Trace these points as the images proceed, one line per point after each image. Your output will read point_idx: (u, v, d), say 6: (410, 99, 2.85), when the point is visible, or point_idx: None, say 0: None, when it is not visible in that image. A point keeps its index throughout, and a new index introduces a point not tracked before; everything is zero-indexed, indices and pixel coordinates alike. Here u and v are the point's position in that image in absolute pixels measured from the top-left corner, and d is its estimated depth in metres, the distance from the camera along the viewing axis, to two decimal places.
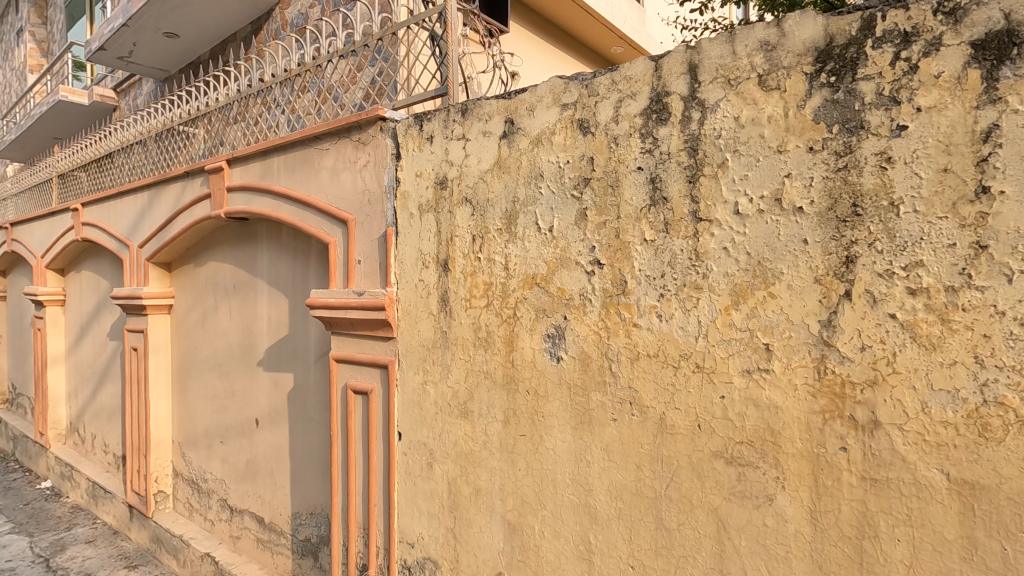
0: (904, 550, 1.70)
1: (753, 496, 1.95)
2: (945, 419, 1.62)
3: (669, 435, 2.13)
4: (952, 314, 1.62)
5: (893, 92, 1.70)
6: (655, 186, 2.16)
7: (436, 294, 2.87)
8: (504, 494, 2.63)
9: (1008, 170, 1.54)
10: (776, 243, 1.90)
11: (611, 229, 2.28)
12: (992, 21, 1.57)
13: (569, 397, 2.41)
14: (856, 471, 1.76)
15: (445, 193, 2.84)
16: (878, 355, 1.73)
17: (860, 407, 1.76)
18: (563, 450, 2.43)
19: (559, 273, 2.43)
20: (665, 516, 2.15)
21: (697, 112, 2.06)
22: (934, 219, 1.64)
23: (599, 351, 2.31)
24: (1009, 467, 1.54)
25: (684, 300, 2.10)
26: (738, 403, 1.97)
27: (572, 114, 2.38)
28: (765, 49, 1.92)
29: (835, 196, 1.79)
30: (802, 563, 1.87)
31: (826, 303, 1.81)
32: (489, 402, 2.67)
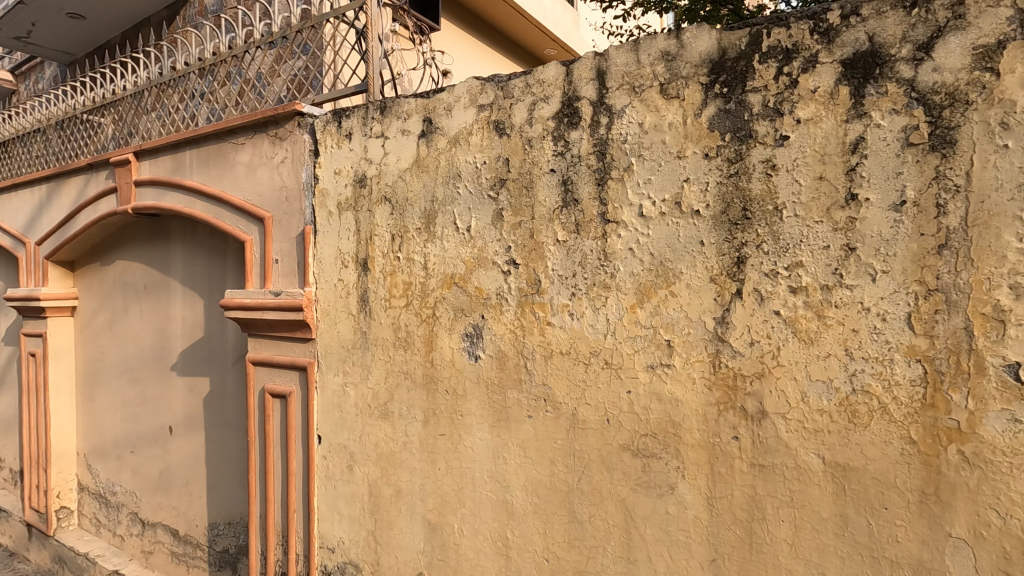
0: (788, 530, 1.83)
1: (657, 485, 2.05)
2: (821, 407, 1.77)
3: (581, 429, 2.20)
4: (827, 310, 1.75)
5: (777, 105, 1.82)
6: (567, 187, 2.21)
7: (356, 294, 2.82)
8: (425, 494, 2.62)
9: (872, 179, 1.69)
10: (676, 244, 2.00)
11: (526, 229, 2.32)
12: (859, 42, 1.71)
13: (487, 396, 2.43)
14: (746, 458, 1.88)
15: (364, 191, 2.79)
16: (764, 349, 1.85)
17: (750, 398, 1.88)
18: (481, 447, 2.45)
19: (476, 272, 2.45)
20: (577, 508, 2.22)
21: (605, 117, 2.13)
22: (812, 223, 1.77)
23: (515, 350, 2.35)
24: (874, 449, 1.70)
25: (594, 298, 2.17)
26: (643, 397, 2.06)
27: (488, 115, 2.41)
28: (666, 59, 2.01)
29: (728, 200, 1.90)
30: (700, 547, 1.97)
31: (720, 301, 1.92)
32: (410, 402, 2.66)
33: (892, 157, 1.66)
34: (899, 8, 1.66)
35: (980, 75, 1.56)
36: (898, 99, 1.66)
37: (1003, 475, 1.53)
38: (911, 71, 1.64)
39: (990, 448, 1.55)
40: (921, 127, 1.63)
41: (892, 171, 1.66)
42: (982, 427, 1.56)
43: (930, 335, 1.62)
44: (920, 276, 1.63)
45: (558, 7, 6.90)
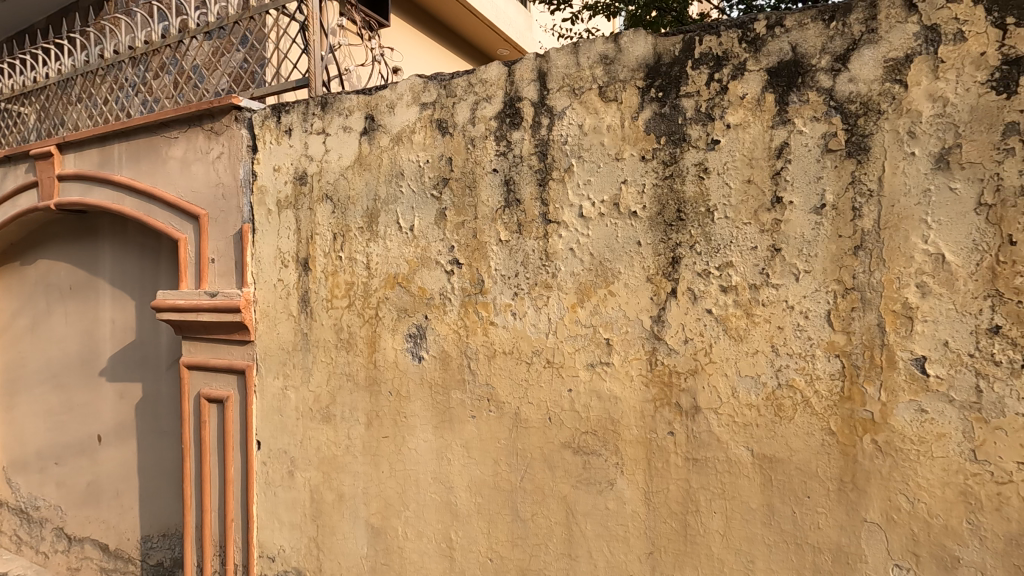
0: (719, 521, 1.89)
1: (596, 482, 2.08)
2: (749, 402, 1.84)
3: (523, 428, 2.21)
4: (755, 309, 1.82)
5: (708, 110, 1.88)
6: (509, 187, 2.22)
7: (296, 295, 2.75)
8: (368, 498, 2.58)
9: (795, 183, 1.77)
10: (614, 244, 2.04)
11: (468, 229, 2.31)
12: (783, 52, 1.78)
13: (431, 397, 2.41)
14: (681, 453, 1.94)
15: (304, 188, 2.72)
16: (697, 346, 1.91)
17: (684, 394, 1.93)
18: (425, 449, 2.43)
19: (419, 272, 2.43)
20: (520, 507, 2.23)
21: (546, 118, 2.15)
22: (741, 225, 1.84)
23: (458, 350, 2.34)
24: (798, 441, 1.78)
25: (536, 298, 2.18)
26: (583, 395, 2.09)
27: (430, 114, 2.39)
28: (604, 62, 2.05)
29: (663, 202, 1.95)
30: (638, 541, 2.02)
31: (656, 300, 1.97)
32: (352, 405, 2.61)
33: (813, 162, 1.75)
34: (820, 20, 1.74)
35: (891, 86, 1.65)
36: (818, 107, 1.74)
37: (911, 462, 1.64)
38: (830, 81, 1.72)
39: (900, 437, 1.65)
40: (839, 134, 1.72)
41: (813, 176, 1.75)
42: (893, 418, 1.66)
43: (847, 331, 1.71)
44: (839, 276, 1.71)
45: (510, 7, 6.91)
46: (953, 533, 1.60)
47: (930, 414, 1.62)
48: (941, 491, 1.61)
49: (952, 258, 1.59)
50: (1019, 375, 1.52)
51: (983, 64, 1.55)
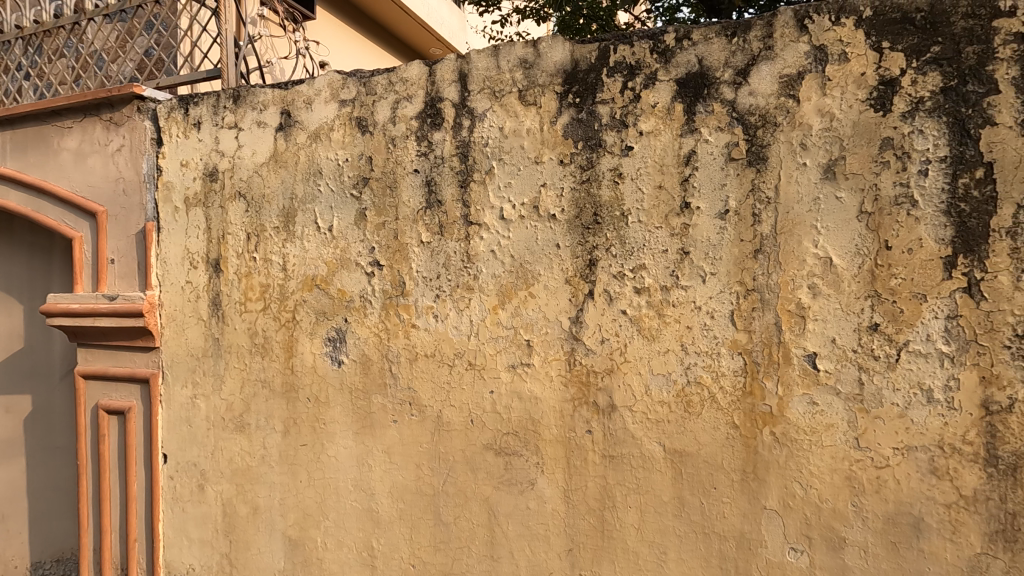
0: (634, 515, 1.95)
1: (518, 482, 2.10)
2: (661, 399, 1.91)
3: (445, 432, 2.19)
4: (666, 309, 1.90)
5: (622, 117, 1.94)
6: (430, 188, 2.20)
7: (206, 298, 2.59)
8: (285, 509, 2.47)
9: (702, 190, 1.86)
10: (534, 246, 2.06)
11: (389, 230, 2.27)
12: (690, 64, 1.87)
13: (351, 402, 2.34)
14: (598, 450, 1.99)
15: (215, 185, 2.58)
16: (613, 346, 1.96)
17: (601, 393, 1.98)
18: (345, 455, 2.36)
19: (339, 274, 2.35)
20: (442, 511, 2.21)
21: (467, 119, 2.15)
22: (653, 228, 1.91)
23: (379, 353, 2.29)
24: (705, 435, 1.87)
25: (457, 300, 2.17)
26: (504, 397, 2.10)
27: (349, 112, 2.33)
28: (524, 66, 2.07)
29: (581, 205, 1.99)
30: (558, 538, 2.05)
31: (574, 301, 2.01)
32: (267, 412, 2.49)
33: (717, 170, 1.84)
34: (723, 35, 1.84)
35: (786, 100, 1.77)
36: (722, 118, 1.83)
37: (805, 451, 1.76)
38: (733, 94, 1.82)
39: (795, 429, 1.77)
40: (740, 144, 1.82)
41: (717, 183, 1.84)
42: (789, 411, 1.77)
43: (749, 330, 1.81)
44: (741, 278, 1.81)
45: (444, 8, 6.87)
46: (840, 516, 1.73)
47: (820, 406, 1.74)
48: (830, 477, 1.74)
49: (838, 261, 1.72)
50: (895, 368, 1.67)
51: (864, 83, 1.69)
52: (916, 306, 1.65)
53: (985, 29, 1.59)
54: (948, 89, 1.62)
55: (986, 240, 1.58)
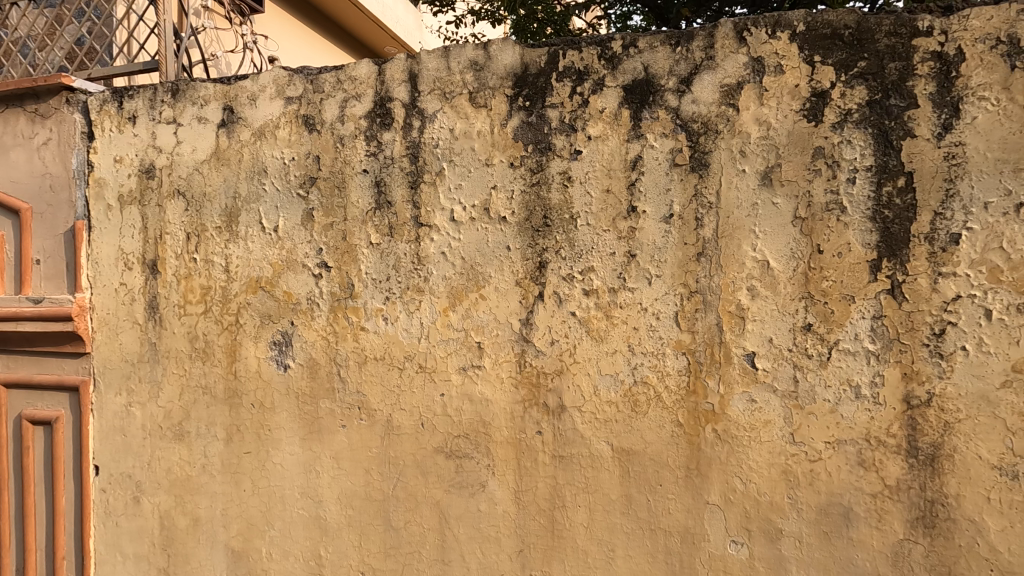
0: (583, 514, 1.98)
1: (468, 485, 2.09)
2: (609, 399, 1.94)
3: (395, 436, 2.17)
4: (614, 311, 1.93)
5: (571, 121, 1.97)
6: (380, 189, 2.17)
7: (142, 300, 2.47)
8: (228, 520, 2.38)
9: (648, 194, 1.90)
10: (485, 248, 2.06)
11: (337, 231, 2.22)
12: (636, 71, 1.91)
13: (297, 407, 2.28)
14: (549, 451, 2.00)
15: (152, 182, 2.46)
16: (563, 348, 1.99)
17: (551, 394, 2.00)
18: (291, 462, 2.29)
19: (284, 276, 2.29)
20: (392, 516, 2.18)
21: (417, 120, 2.13)
22: (601, 231, 1.94)
23: (327, 357, 2.24)
24: (651, 434, 1.91)
25: (407, 302, 2.15)
26: (455, 399, 2.10)
27: (296, 109, 2.27)
28: (474, 68, 2.07)
29: (531, 208, 2.01)
30: (508, 539, 2.06)
31: (524, 303, 2.02)
32: (209, 419, 2.39)
33: (662, 175, 1.89)
34: (668, 44, 1.89)
35: (726, 109, 1.83)
36: (667, 124, 1.89)
37: (744, 447, 1.83)
38: (677, 101, 1.88)
39: (735, 426, 1.83)
40: (684, 150, 1.87)
41: (662, 188, 1.89)
42: (729, 408, 1.84)
43: (692, 331, 1.86)
44: (685, 280, 1.87)
45: (402, 10, 6.83)
46: (777, 508, 1.81)
47: (759, 404, 1.82)
48: (768, 471, 1.81)
49: (775, 264, 1.80)
50: (826, 366, 1.76)
51: (797, 94, 1.77)
52: (845, 307, 1.74)
53: (905, 47, 1.69)
54: (873, 102, 1.72)
55: (907, 245, 1.69)
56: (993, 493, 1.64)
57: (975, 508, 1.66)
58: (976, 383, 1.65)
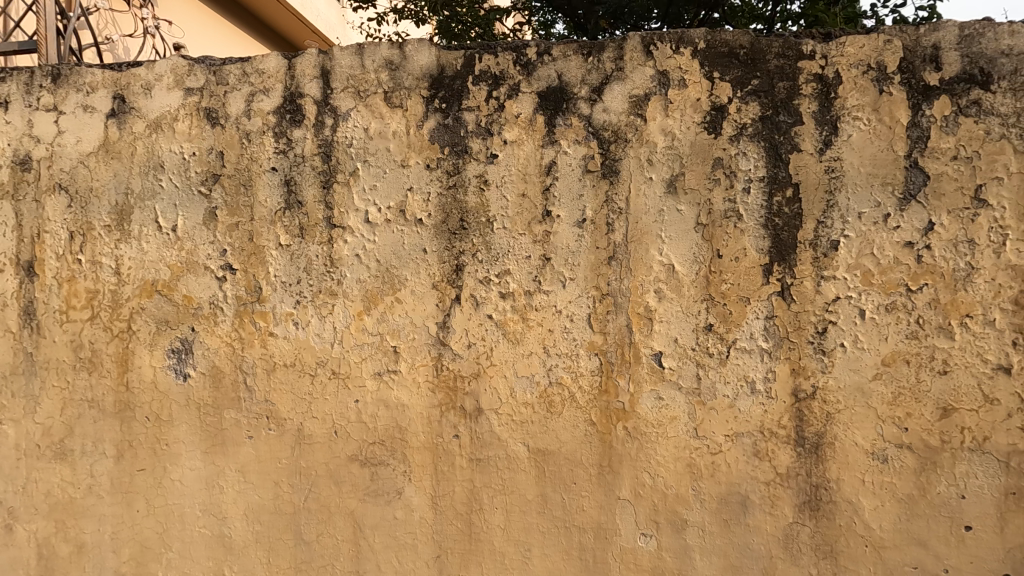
0: (500, 516, 1.99)
1: (384, 492, 2.04)
2: (525, 400, 1.97)
3: (306, 445, 2.08)
4: (529, 313, 1.96)
5: (488, 125, 1.98)
6: (289, 189, 2.08)
7: (16, 306, 2.22)
8: (118, 545, 2.19)
9: (562, 198, 1.94)
10: (401, 251, 2.03)
11: (243, 232, 2.11)
12: (550, 78, 1.95)
13: (199, 419, 2.14)
14: (466, 454, 2.00)
15: (28, 175, 2.22)
16: (480, 350, 1.99)
17: (468, 397, 2.00)
18: (192, 478, 2.15)
19: (184, 279, 2.14)
20: (303, 530, 2.09)
21: (330, 118, 2.06)
22: (517, 235, 1.97)
23: (232, 365, 2.12)
24: (566, 433, 1.95)
25: (319, 306, 2.07)
26: (370, 405, 2.05)
27: (197, 101, 2.13)
28: (389, 67, 2.03)
29: (447, 211, 2.00)
30: (425, 546, 2.03)
31: (441, 306, 2.00)
32: (96, 436, 2.19)
33: (575, 181, 1.94)
34: (580, 53, 1.94)
35: (635, 119, 1.91)
36: (580, 131, 1.94)
37: (652, 443, 1.91)
38: (589, 109, 1.93)
39: (644, 423, 1.91)
40: (595, 157, 1.93)
41: (576, 193, 1.94)
42: (639, 406, 1.91)
43: (604, 332, 1.93)
44: (597, 283, 1.93)
45: (328, 8, 6.62)
46: (682, 500, 1.90)
47: (665, 401, 1.90)
48: (674, 465, 1.90)
49: (680, 268, 1.89)
50: (725, 364, 1.87)
51: (699, 107, 1.88)
52: (742, 308, 1.86)
53: (792, 68, 1.84)
54: (765, 118, 1.85)
55: (794, 250, 1.83)
56: (867, 476, 1.81)
57: (853, 490, 1.82)
58: (853, 376, 1.81)
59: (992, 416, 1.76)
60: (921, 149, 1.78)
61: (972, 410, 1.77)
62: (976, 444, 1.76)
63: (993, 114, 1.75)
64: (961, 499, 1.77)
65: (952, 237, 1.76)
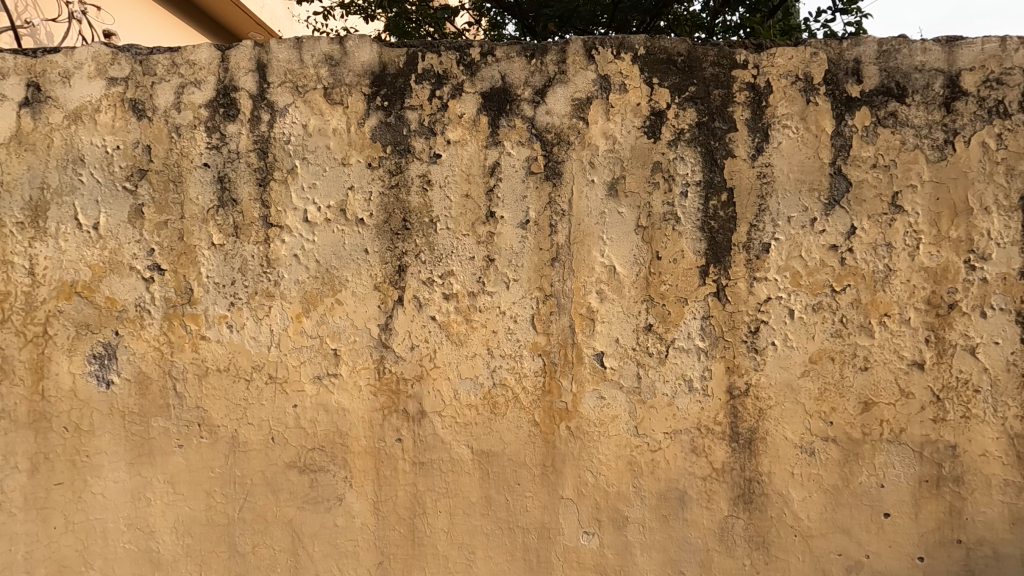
0: (444, 519, 1.97)
1: (324, 499, 1.99)
2: (469, 402, 1.96)
3: (241, 453, 2.00)
4: (473, 314, 1.95)
5: (431, 124, 1.96)
6: (223, 186, 2.00)
7: None
8: (32, 565, 2.04)
9: (505, 199, 1.94)
10: (341, 251, 1.98)
11: (172, 230, 2.01)
12: (494, 79, 1.95)
13: (123, 428, 2.02)
14: (409, 458, 1.97)
15: None
16: (423, 352, 1.96)
17: (411, 400, 1.97)
18: (116, 491, 2.02)
19: (107, 280, 2.02)
20: (238, 541, 2.01)
21: (266, 113, 1.99)
22: (460, 236, 1.95)
23: (160, 371, 2.01)
24: (510, 434, 1.95)
25: (255, 308, 1.99)
26: (309, 410, 1.99)
27: (121, 92, 2.01)
28: (329, 63, 1.98)
29: (390, 211, 1.96)
30: (367, 553, 1.98)
31: (383, 308, 1.97)
32: (6, 449, 2.03)
33: (519, 182, 1.94)
34: (523, 55, 1.95)
35: (577, 122, 1.93)
36: (523, 133, 1.94)
37: (595, 441, 1.93)
38: (532, 111, 1.94)
39: (587, 422, 1.93)
40: (538, 159, 1.94)
41: (519, 194, 1.94)
42: (581, 406, 1.93)
43: (547, 332, 1.94)
44: (540, 284, 1.94)
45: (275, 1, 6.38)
46: (623, 497, 1.93)
47: (607, 400, 1.93)
48: (615, 463, 1.93)
49: (621, 269, 1.92)
50: (664, 363, 1.92)
51: (639, 112, 1.92)
52: (680, 308, 1.91)
53: (726, 76, 1.90)
54: (701, 124, 1.91)
55: (729, 252, 1.90)
56: (796, 468, 1.90)
57: (783, 482, 1.90)
58: (783, 374, 1.89)
59: (908, 409, 1.87)
60: (844, 157, 1.87)
61: (890, 404, 1.87)
62: (893, 435, 1.87)
63: (907, 125, 1.86)
64: (880, 488, 1.87)
65: (872, 240, 1.87)
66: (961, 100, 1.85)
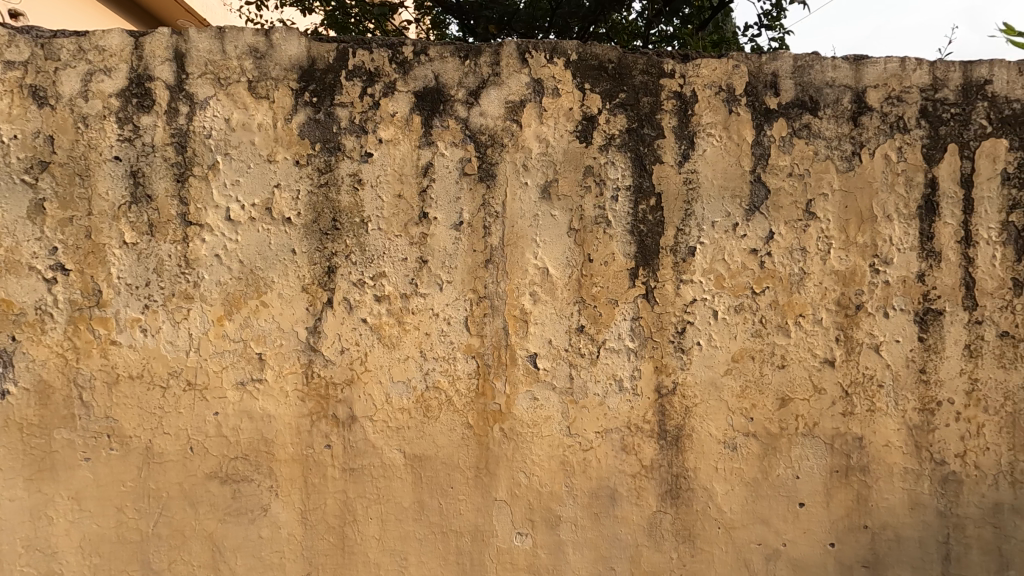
0: (375, 526, 1.93)
1: (247, 510, 1.90)
2: (401, 406, 1.92)
3: (156, 465, 1.89)
4: (406, 316, 1.92)
5: (361, 122, 1.91)
6: (136, 181, 1.88)
7: None
8: None
9: (438, 200, 1.93)
10: (267, 252, 1.90)
11: (78, 228, 1.87)
12: (426, 79, 1.93)
13: (21, 442, 1.86)
14: (338, 464, 1.91)
15: None
16: (353, 355, 1.92)
17: (340, 405, 1.91)
18: (12, 510, 1.86)
19: (2, 281, 1.85)
20: (153, 558, 1.89)
21: (184, 105, 1.89)
22: (392, 237, 1.92)
23: (64, 379, 1.87)
24: (443, 437, 1.93)
25: (172, 310, 1.89)
26: (231, 417, 1.90)
27: (19, 77, 1.86)
28: (254, 55, 1.90)
29: (318, 210, 1.90)
30: (294, 564, 1.92)
31: (311, 310, 1.90)
32: None
33: (452, 183, 1.93)
34: (457, 56, 1.94)
35: (510, 124, 1.94)
36: (456, 134, 1.93)
37: (528, 442, 1.94)
38: (465, 112, 1.93)
39: (520, 423, 1.94)
40: (472, 160, 1.93)
41: (452, 196, 1.93)
42: (515, 407, 1.94)
43: (480, 334, 1.93)
44: (473, 286, 1.93)
45: None
46: (555, 497, 1.95)
47: (540, 401, 1.95)
48: (548, 463, 1.95)
49: (553, 271, 1.95)
50: (596, 364, 1.95)
51: (571, 117, 1.95)
52: (610, 310, 1.95)
53: (655, 85, 1.96)
54: (631, 130, 1.95)
55: (657, 255, 1.95)
56: (719, 463, 1.97)
57: (707, 477, 1.97)
58: (707, 372, 1.97)
59: (820, 404, 1.98)
60: (763, 166, 1.97)
61: (805, 400, 1.98)
62: (807, 429, 1.98)
63: (820, 137, 1.98)
64: (796, 479, 1.98)
65: (788, 245, 1.97)
66: (866, 115, 1.98)
